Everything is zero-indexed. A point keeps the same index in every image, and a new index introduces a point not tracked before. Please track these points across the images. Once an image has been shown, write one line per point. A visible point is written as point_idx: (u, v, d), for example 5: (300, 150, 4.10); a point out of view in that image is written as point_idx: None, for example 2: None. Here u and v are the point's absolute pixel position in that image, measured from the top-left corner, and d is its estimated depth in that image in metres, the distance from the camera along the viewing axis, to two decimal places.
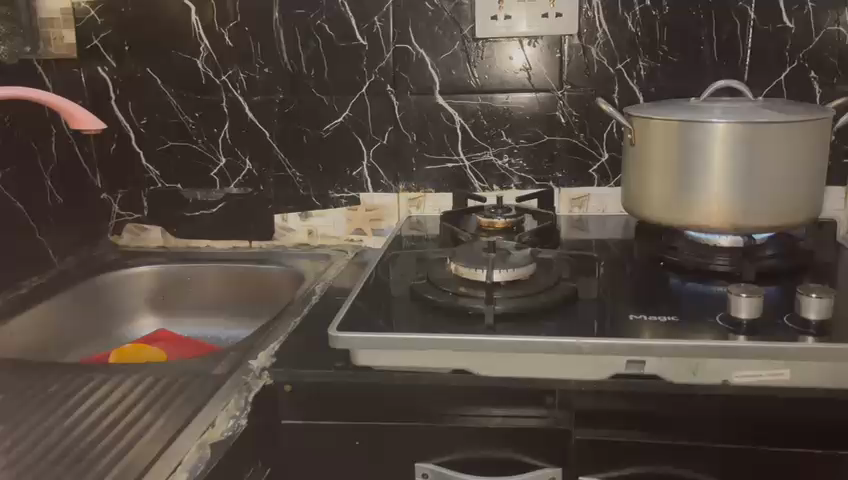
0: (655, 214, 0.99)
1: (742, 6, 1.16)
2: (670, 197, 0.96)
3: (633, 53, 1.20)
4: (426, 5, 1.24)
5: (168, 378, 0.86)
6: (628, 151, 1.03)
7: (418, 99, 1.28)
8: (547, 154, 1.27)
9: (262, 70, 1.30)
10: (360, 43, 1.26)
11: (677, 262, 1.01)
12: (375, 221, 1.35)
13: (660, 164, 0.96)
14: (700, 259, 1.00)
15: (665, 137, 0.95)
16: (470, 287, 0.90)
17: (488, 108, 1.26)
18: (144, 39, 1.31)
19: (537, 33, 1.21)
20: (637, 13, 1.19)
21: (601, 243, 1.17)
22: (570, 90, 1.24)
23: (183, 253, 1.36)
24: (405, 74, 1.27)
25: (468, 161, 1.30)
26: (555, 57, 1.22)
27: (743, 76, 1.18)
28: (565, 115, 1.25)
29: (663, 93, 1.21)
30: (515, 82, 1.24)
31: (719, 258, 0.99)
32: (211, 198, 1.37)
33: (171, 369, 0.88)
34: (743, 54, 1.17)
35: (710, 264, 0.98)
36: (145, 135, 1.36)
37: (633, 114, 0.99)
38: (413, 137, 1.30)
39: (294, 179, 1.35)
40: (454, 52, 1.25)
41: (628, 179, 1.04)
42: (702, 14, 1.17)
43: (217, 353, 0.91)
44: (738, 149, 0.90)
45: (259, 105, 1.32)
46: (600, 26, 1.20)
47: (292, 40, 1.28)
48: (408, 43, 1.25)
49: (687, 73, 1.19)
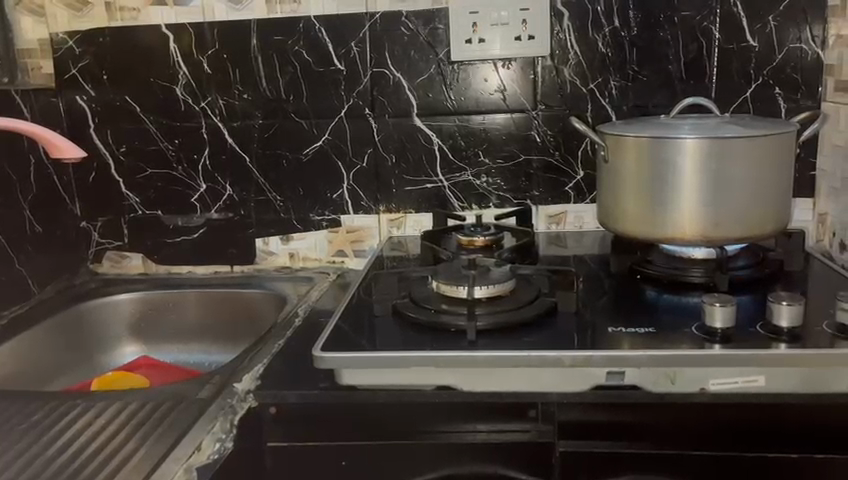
0: (631, 230, 1.01)
1: (707, 25, 1.20)
2: (645, 212, 0.98)
3: (604, 73, 1.23)
4: (402, 30, 1.26)
5: (154, 403, 0.86)
6: (602, 168, 1.06)
7: (396, 122, 1.30)
8: (524, 172, 1.29)
9: (241, 95, 1.31)
10: (339, 67, 1.29)
11: (653, 274, 1.03)
12: (356, 242, 1.36)
13: (633, 180, 0.99)
14: (675, 271, 1.02)
15: (638, 154, 0.97)
16: (452, 305, 0.90)
17: (466, 129, 1.29)
18: (123, 68, 1.32)
19: (511, 55, 1.24)
20: (606, 34, 1.22)
21: (579, 259, 1.19)
22: (544, 110, 1.27)
23: (164, 279, 1.36)
24: (383, 97, 1.29)
25: (447, 181, 1.32)
26: (529, 78, 1.25)
27: (711, 93, 1.22)
28: (541, 134, 1.27)
29: (635, 111, 1.24)
30: (491, 103, 1.27)
31: (694, 270, 1.01)
32: (193, 223, 1.38)
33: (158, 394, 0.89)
34: (710, 71, 1.21)
35: (685, 276, 1.00)
36: (125, 163, 1.36)
37: (606, 132, 1.02)
38: (392, 159, 1.32)
39: (275, 203, 1.36)
40: (430, 75, 1.27)
41: (602, 196, 1.06)
42: (669, 34, 1.21)
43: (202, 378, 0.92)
44: (709, 165, 0.93)
45: (239, 131, 1.33)
46: (572, 47, 1.23)
47: (271, 66, 1.30)
48: (385, 67, 1.28)
49: (658, 91, 1.23)
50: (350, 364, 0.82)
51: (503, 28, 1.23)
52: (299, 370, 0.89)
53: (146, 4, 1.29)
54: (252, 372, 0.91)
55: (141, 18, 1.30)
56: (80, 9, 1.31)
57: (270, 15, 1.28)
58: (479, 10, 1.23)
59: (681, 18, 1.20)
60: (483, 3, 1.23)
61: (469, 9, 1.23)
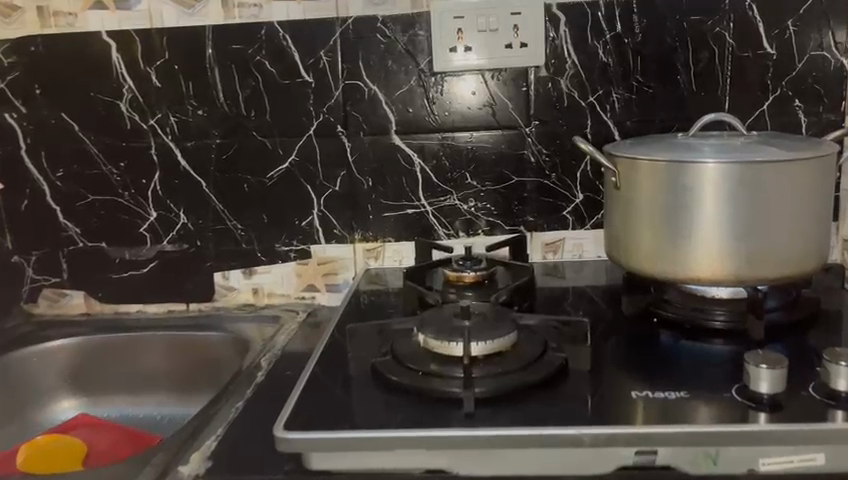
0: (649, 269, 0.87)
1: (720, 31, 1.07)
2: (665, 248, 0.84)
3: (605, 84, 1.10)
4: (378, 37, 1.12)
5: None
6: (611, 195, 0.92)
7: (372, 140, 1.15)
8: (515, 195, 1.16)
9: (195, 112, 1.15)
10: (306, 79, 1.13)
11: (675, 317, 0.88)
12: (329, 275, 1.21)
13: (651, 210, 0.85)
14: (697, 314, 0.88)
15: (659, 182, 0.83)
16: (443, 365, 0.75)
17: (451, 148, 1.15)
18: (58, 81, 1.16)
19: (501, 65, 1.10)
20: (607, 41, 1.09)
21: (582, 296, 1.06)
22: (538, 126, 1.13)
23: (110, 321, 1.20)
24: (357, 113, 1.14)
25: (431, 206, 1.17)
26: (520, 91, 1.12)
27: (724, 107, 1.09)
28: (535, 153, 1.14)
29: (640, 126, 1.11)
30: (480, 119, 1.13)
31: (718, 312, 0.87)
32: (142, 256, 1.21)
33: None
34: (722, 83, 1.08)
35: (709, 321, 0.86)
36: (62, 189, 1.19)
37: (616, 154, 0.88)
38: (369, 183, 1.17)
39: (236, 233, 1.20)
40: (410, 87, 1.13)
41: (613, 228, 0.92)
42: (677, 41, 1.08)
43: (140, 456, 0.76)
44: (743, 196, 0.80)
45: (194, 152, 1.17)
46: (569, 55, 1.10)
47: (229, 78, 1.14)
48: (359, 79, 1.13)
49: (665, 105, 1.10)
50: (319, 446, 0.66)
51: (492, 35, 1.09)
52: (259, 447, 0.74)
53: (84, 8, 1.13)
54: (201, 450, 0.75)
55: (78, 25, 1.14)
56: (8, 15, 1.14)
57: (227, 20, 1.12)
58: (465, 15, 1.09)
59: (691, 23, 1.07)
60: (469, 7, 1.09)
61: (454, 14, 1.09)
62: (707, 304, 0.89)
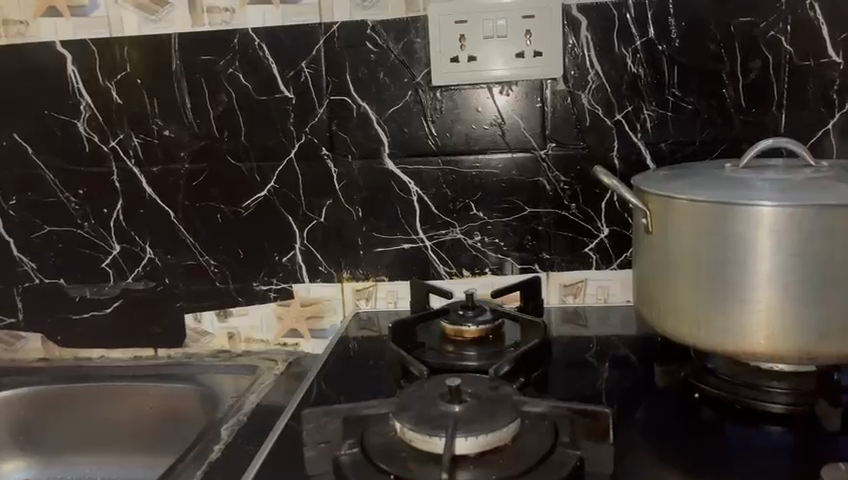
0: (690, 334, 0.72)
1: (774, 35, 0.89)
2: (712, 310, 0.69)
3: (635, 99, 0.93)
4: (368, 46, 0.96)
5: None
6: (642, 238, 0.76)
7: (362, 165, 0.99)
8: (528, 229, 0.99)
9: (161, 132, 1.01)
10: (285, 95, 0.98)
11: (720, 394, 0.72)
12: (314, 318, 1.05)
13: (693, 263, 0.69)
14: (751, 394, 0.71)
15: (704, 231, 0.68)
16: (422, 466, 0.58)
17: (453, 175, 0.98)
18: (8, 98, 1.02)
19: (511, 78, 0.94)
20: (638, 48, 0.91)
21: (606, 351, 0.88)
22: (555, 149, 0.96)
23: (67, 368, 1.06)
24: (344, 133, 0.99)
25: (430, 241, 1.01)
26: (533, 108, 0.95)
27: (779, 126, 0.91)
28: (551, 181, 0.97)
29: (677, 149, 0.93)
30: (486, 141, 0.97)
31: (776, 393, 0.71)
32: (104, 295, 1.07)
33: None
34: (776, 97, 0.91)
35: (764, 404, 0.70)
36: (15, 219, 1.06)
37: (649, 190, 0.72)
38: (358, 213, 1.01)
39: (208, 269, 1.05)
40: (405, 104, 0.97)
41: (644, 278, 0.76)
42: (722, 48, 0.90)
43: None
44: (814, 251, 0.64)
45: (160, 178, 1.03)
46: (592, 65, 0.93)
47: (198, 94, 0.99)
48: (346, 95, 0.98)
49: (707, 123, 0.92)
50: None
51: (499, 44, 0.93)
52: None
53: (37, 16, 1.00)
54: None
55: (29, 35, 1.00)
56: None
57: (195, 28, 0.98)
58: (469, 20, 0.93)
59: (739, 26, 0.89)
60: (473, 10, 0.92)
61: (456, 18, 0.93)
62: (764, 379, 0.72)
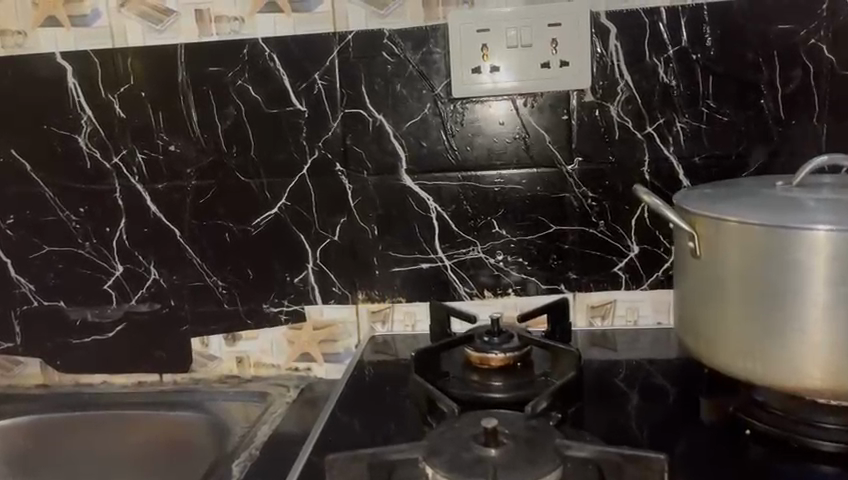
0: (739, 365, 0.66)
1: (815, 43, 0.84)
2: (766, 342, 0.64)
3: (667, 111, 0.88)
4: (384, 56, 0.91)
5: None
6: (687, 261, 0.71)
7: (378, 181, 0.94)
8: (554, 248, 0.94)
9: (166, 148, 0.96)
10: (297, 108, 0.93)
11: (768, 431, 0.68)
12: (327, 342, 1.00)
13: (745, 291, 0.64)
14: (802, 431, 0.67)
15: (757, 256, 0.63)
16: None
17: (474, 191, 0.93)
18: (5, 112, 0.97)
19: (535, 89, 0.89)
20: (671, 57, 0.87)
21: (640, 378, 0.83)
22: (582, 163, 0.91)
23: (67, 395, 1.01)
24: (359, 148, 0.94)
25: (450, 260, 0.96)
26: (559, 121, 0.90)
27: (821, 139, 0.86)
28: (578, 197, 0.92)
29: (712, 163, 0.89)
30: (509, 155, 0.92)
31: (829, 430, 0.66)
32: (106, 318, 1.02)
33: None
34: (817, 108, 0.86)
35: (817, 442, 0.65)
36: (13, 239, 1.01)
37: (696, 211, 0.67)
38: (374, 232, 0.96)
39: (216, 291, 1.00)
40: (423, 117, 0.92)
41: (688, 304, 0.71)
42: (760, 57, 0.85)
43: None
44: None
45: (165, 195, 0.97)
46: (621, 76, 0.88)
47: (205, 108, 0.94)
48: (361, 107, 0.93)
49: (743, 136, 0.87)
50: None
51: (524, 53, 0.88)
52: None
53: (36, 25, 0.95)
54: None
55: (28, 46, 0.95)
56: None
57: (202, 38, 0.93)
58: (491, 29, 0.88)
59: (777, 34, 0.85)
60: (495, 18, 0.87)
61: (478, 27, 0.88)
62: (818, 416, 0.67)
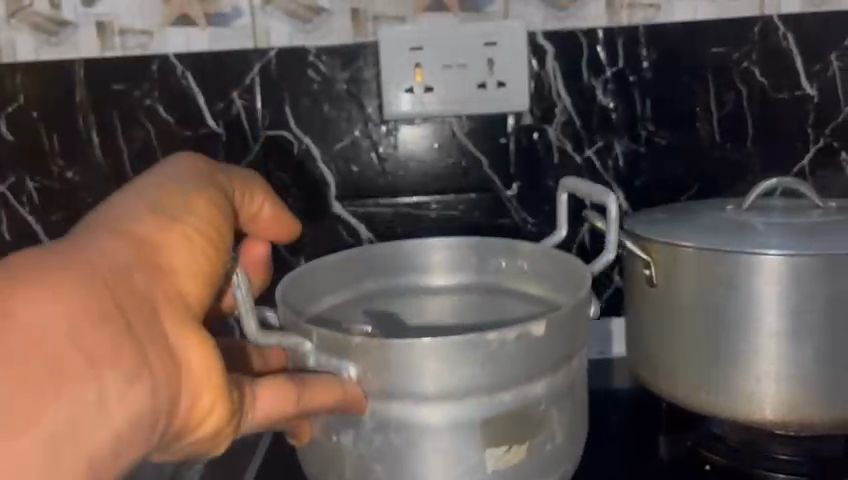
0: (697, 400, 0.63)
1: (747, 66, 0.84)
2: (724, 374, 0.61)
3: (606, 134, 0.86)
4: (310, 75, 0.84)
5: (364, 424, 0.53)
6: (638, 289, 0.67)
7: (304, 208, 0.87)
8: None
9: (63, 175, 0.85)
10: (214, 129, 0.85)
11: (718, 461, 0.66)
12: None
13: (703, 321, 0.61)
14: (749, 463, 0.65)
15: (714, 284, 0.60)
16: None
17: (409, 218, 0.88)
18: None
19: (516, 284, 0.70)
20: (608, 79, 0.85)
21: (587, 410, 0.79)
22: (520, 188, 0.87)
23: None
24: (283, 173, 0.86)
25: None
26: (529, 270, 0.69)
27: (755, 162, 0.86)
28: (518, 222, 0.88)
29: (651, 187, 0.87)
30: (445, 181, 0.87)
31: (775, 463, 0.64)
32: None
33: (362, 361, 0.51)
34: (751, 130, 0.86)
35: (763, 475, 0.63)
36: None
37: (652, 237, 0.63)
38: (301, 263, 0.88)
39: None
40: (353, 140, 0.86)
41: (643, 335, 0.67)
42: (696, 81, 0.85)
43: (459, 390, 0.51)
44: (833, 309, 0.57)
45: (62, 227, 0.87)
46: (559, 98, 0.85)
47: (109, 130, 0.85)
48: (287, 129, 0.85)
49: (681, 159, 0.86)
50: None
51: (498, 280, 0.71)
52: None
53: None
54: (576, 371, 0.57)
55: None
56: None
57: (105, 52, 0.83)
58: (464, 280, 0.72)
59: (711, 57, 0.84)
60: (462, 265, 0.71)
61: (446, 267, 0.71)
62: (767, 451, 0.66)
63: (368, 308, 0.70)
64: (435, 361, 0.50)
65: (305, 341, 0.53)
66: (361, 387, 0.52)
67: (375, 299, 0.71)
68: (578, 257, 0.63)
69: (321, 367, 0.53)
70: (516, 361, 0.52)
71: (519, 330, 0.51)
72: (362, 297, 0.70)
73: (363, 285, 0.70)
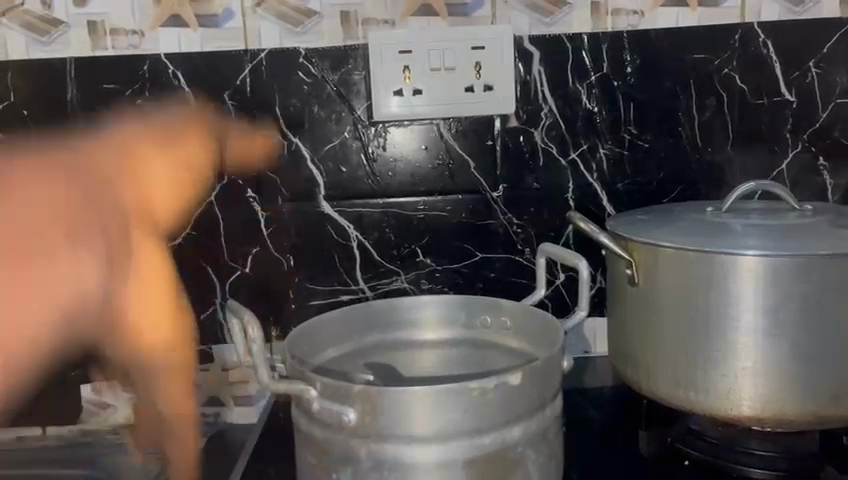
0: (678, 396, 0.65)
1: (728, 72, 0.86)
2: (704, 371, 0.63)
3: (590, 138, 0.88)
4: (300, 76, 0.85)
5: (358, 466, 0.51)
6: (621, 289, 0.69)
7: (294, 208, 0.88)
8: (480, 276, 0.91)
9: None
10: (204, 130, 0.86)
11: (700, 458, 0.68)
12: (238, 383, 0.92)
13: (684, 318, 0.63)
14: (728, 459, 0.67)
15: (694, 283, 0.62)
16: None
17: (397, 218, 0.89)
18: None
19: (499, 341, 0.67)
20: (593, 83, 0.86)
21: (570, 407, 0.81)
22: (506, 189, 0.89)
23: None
24: (273, 173, 0.87)
25: (372, 291, 0.91)
26: (511, 326, 0.67)
27: (736, 166, 0.88)
28: (504, 224, 0.89)
29: (634, 189, 0.89)
30: (433, 182, 0.88)
31: (753, 456, 0.66)
32: None
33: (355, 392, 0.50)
34: (732, 135, 0.88)
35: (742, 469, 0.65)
36: None
37: (634, 237, 0.65)
38: (291, 263, 0.90)
39: None
40: (342, 141, 0.87)
41: (626, 334, 0.69)
42: (678, 86, 0.87)
43: (447, 432, 0.50)
44: (809, 307, 0.59)
45: None
46: (545, 101, 0.87)
47: (100, 129, 0.85)
48: (277, 129, 0.86)
49: (664, 162, 0.88)
50: None
51: (484, 336, 0.69)
52: None
53: None
54: (552, 416, 0.55)
55: None
56: None
57: (96, 52, 0.84)
58: (452, 336, 0.69)
59: (693, 62, 0.86)
60: (451, 321, 0.69)
61: (436, 323, 0.69)
62: (742, 444, 0.68)
63: (371, 358, 0.67)
64: (418, 397, 0.49)
65: (310, 388, 0.51)
66: (347, 422, 0.50)
67: (375, 351, 0.68)
68: (547, 313, 0.62)
69: (326, 411, 0.51)
70: (498, 405, 0.50)
71: (499, 377, 0.50)
72: (363, 347, 0.68)
73: (364, 336, 0.68)
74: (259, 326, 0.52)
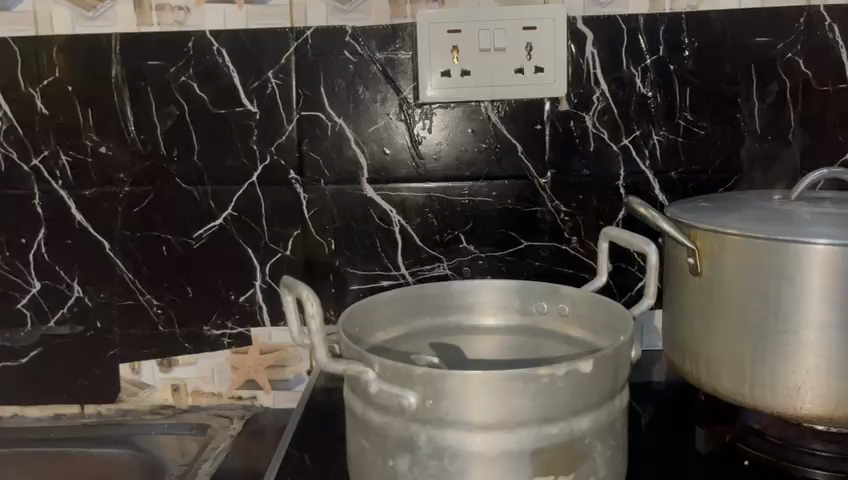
0: (742, 392, 0.62)
1: (792, 57, 0.83)
2: (772, 368, 0.60)
3: (644, 123, 0.84)
4: (346, 55, 0.83)
5: (416, 453, 0.49)
6: (683, 279, 0.66)
7: (337, 191, 0.86)
8: (524, 265, 0.88)
9: (96, 150, 0.85)
10: (248, 109, 0.84)
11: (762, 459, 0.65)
12: (276, 368, 0.91)
13: (752, 311, 0.60)
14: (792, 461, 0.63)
15: (764, 275, 0.59)
16: None
17: (441, 203, 0.87)
18: None
19: (556, 328, 0.65)
20: (648, 67, 0.83)
21: None
22: (555, 176, 0.86)
23: None
24: (316, 155, 0.86)
25: (413, 277, 0.89)
26: (569, 312, 0.64)
27: (796, 156, 0.85)
28: (551, 211, 0.87)
29: (688, 178, 0.86)
30: (479, 166, 0.86)
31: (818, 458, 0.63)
32: (21, 342, 0.89)
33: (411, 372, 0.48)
34: (793, 123, 0.84)
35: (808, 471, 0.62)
36: None
37: (699, 224, 0.62)
38: (331, 246, 0.88)
39: (149, 310, 0.89)
40: (387, 122, 0.85)
41: (686, 326, 0.66)
42: (738, 71, 0.83)
43: (510, 422, 0.48)
44: None
45: (94, 203, 0.86)
46: (598, 84, 0.84)
47: (143, 106, 0.84)
48: (320, 109, 0.85)
49: (720, 150, 0.85)
50: None
51: (539, 322, 0.67)
52: None
53: None
54: (619, 407, 0.53)
55: None
56: None
57: (141, 29, 0.83)
58: (507, 321, 0.67)
59: (755, 46, 0.82)
60: (506, 306, 0.67)
61: (491, 309, 0.67)
62: (807, 445, 0.64)
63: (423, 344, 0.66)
64: (480, 384, 0.47)
65: (368, 370, 0.49)
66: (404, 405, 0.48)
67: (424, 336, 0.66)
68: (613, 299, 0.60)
69: (383, 394, 0.49)
70: (566, 394, 0.48)
71: (567, 364, 0.48)
72: (413, 332, 0.66)
73: (414, 321, 0.67)
74: (318, 303, 0.50)
